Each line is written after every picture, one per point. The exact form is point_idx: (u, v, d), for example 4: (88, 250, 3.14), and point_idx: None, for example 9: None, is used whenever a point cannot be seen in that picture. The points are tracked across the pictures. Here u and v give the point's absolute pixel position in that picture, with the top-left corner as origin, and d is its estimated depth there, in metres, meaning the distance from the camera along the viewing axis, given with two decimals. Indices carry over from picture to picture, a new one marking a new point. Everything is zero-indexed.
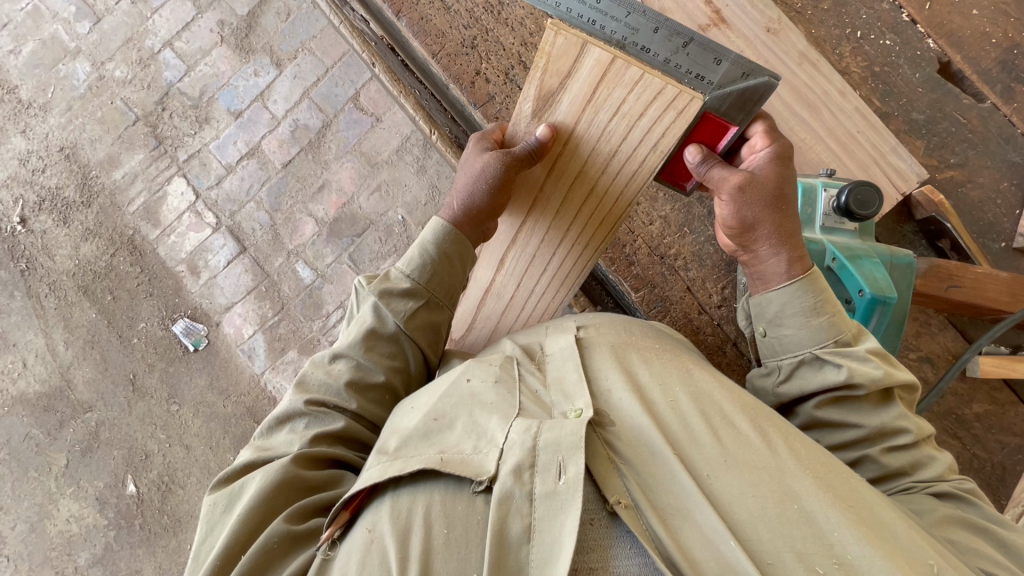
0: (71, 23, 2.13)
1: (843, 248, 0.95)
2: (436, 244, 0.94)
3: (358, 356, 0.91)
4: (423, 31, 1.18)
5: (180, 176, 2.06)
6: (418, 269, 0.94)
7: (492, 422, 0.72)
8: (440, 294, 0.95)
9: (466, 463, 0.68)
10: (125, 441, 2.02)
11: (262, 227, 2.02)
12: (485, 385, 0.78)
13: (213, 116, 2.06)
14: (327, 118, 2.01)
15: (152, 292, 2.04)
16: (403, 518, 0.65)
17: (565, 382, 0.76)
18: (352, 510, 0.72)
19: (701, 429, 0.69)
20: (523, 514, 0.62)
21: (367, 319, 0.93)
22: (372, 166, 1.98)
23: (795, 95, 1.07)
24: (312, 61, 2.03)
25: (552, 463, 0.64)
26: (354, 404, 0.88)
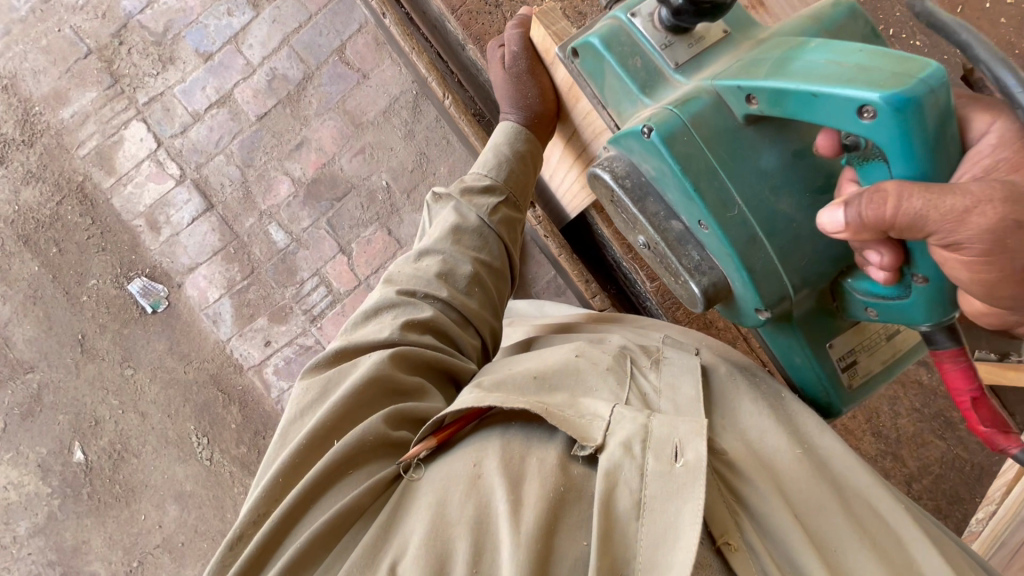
0: None
1: (742, 73, 0.65)
2: (511, 146, 0.95)
3: (447, 249, 0.88)
4: None
5: (138, 120, 1.87)
6: (495, 169, 0.95)
7: (593, 398, 0.72)
8: (517, 194, 0.97)
9: (571, 423, 0.66)
10: (71, 406, 1.87)
11: (232, 183, 1.87)
12: (594, 368, 0.77)
13: (178, 56, 1.87)
14: (308, 69, 1.86)
15: (105, 247, 1.87)
16: (515, 463, 0.65)
17: (678, 396, 0.74)
18: (441, 439, 0.70)
19: (823, 497, 0.71)
20: (632, 489, 0.61)
21: (449, 218, 0.91)
22: (356, 127, 1.86)
23: None
24: (293, 5, 1.86)
25: (668, 444, 0.62)
26: (445, 293, 0.84)
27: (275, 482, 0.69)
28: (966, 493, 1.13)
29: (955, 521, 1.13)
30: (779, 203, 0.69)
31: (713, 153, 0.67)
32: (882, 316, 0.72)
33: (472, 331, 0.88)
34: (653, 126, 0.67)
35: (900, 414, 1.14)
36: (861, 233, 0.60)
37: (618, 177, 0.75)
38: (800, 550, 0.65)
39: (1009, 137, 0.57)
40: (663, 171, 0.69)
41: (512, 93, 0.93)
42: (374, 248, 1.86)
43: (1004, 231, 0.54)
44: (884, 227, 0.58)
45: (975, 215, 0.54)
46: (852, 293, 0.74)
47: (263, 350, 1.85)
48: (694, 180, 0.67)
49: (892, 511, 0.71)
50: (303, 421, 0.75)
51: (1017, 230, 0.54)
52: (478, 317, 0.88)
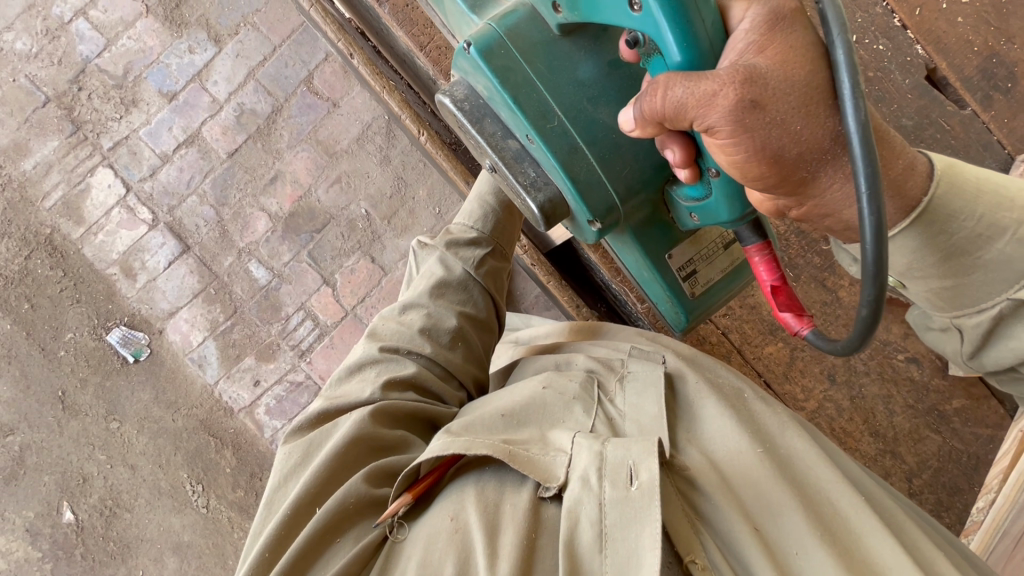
0: None
1: None
2: (495, 197, 0.98)
3: (429, 304, 0.90)
4: (408, 20, 1.08)
5: (105, 166, 1.82)
6: (480, 221, 0.98)
7: (560, 431, 0.73)
8: (503, 243, 0.99)
9: (535, 463, 0.67)
10: (57, 465, 1.81)
11: (207, 223, 1.83)
12: (562, 398, 0.78)
13: (141, 98, 1.82)
14: (276, 102, 1.83)
15: (79, 298, 1.82)
16: (491, 510, 0.66)
17: (641, 416, 0.76)
18: (416, 493, 0.71)
19: (784, 503, 0.71)
20: (593, 521, 0.61)
21: (435, 271, 0.94)
22: (330, 156, 1.83)
23: None
24: (257, 38, 1.83)
25: (622, 469, 0.62)
26: (428, 349, 0.86)
27: (263, 555, 0.69)
28: (965, 483, 1.14)
29: (957, 512, 1.14)
30: (599, 113, 0.72)
31: (530, 65, 0.71)
32: (702, 219, 0.76)
33: (456, 385, 0.89)
34: (472, 39, 0.72)
35: (894, 410, 1.16)
36: (647, 128, 0.63)
37: (457, 101, 0.79)
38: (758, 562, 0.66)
39: (758, 21, 0.57)
40: (489, 88, 0.73)
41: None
42: (358, 277, 1.83)
43: (742, 112, 0.55)
44: (659, 118, 0.60)
45: (720, 98, 0.55)
46: (677, 200, 0.78)
47: (254, 391, 1.81)
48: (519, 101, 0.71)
49: (858, 509, 0.71)
50: (286, 490, 0.75)
51: (755, 110, 0.56)
52: (462, 371, 0.89)
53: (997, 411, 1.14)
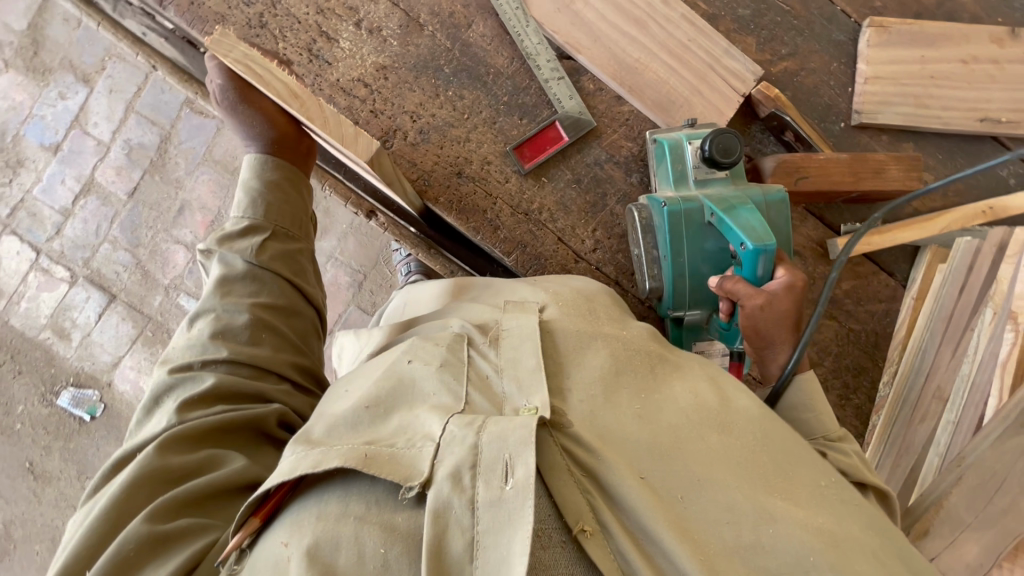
0: None
1: (719, 198, 0.77)
2: (258, 176, 0.82)
3: (214, 306, 0.75)
4: (198, 19, 0.85)
5: (9, 234, 1.79)
6: (250, 207, 0.81)
7: (427, 413, 0.57)
8: (285, 223, 0.83)
9: (396, 459, 0.52)
10: (44, 533, 1.84)
11: (127, 268, 1.80)
12: (428, 371, 0.62)
13: (26, 157, 1.77)
14: (163, 130, 1.78)
15: (21, 370, 1.81)
16: (330, 533, 0.50)
17: (521, 367, 0.60)
18: (263, 517, 0.55)
19: (683, 436, 0.56)
20: (464, 528, 0.48)
21: (215, 272, 0.79)
22: (231, 173, 1.79)
23: (615, 9, 0.87)
24: (126, 69, 1.77)
25: (496, 461, 0.49)
26: (224, 352, 0.73)
27: None
28: None
29: None
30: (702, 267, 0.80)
31: (688, 246, 0.79)
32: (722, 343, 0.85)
33: (275, 379, 0.77)
34: (668, 202, 0.79)
35: None
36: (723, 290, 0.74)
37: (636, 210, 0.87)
38: (654, 514, 0.50)
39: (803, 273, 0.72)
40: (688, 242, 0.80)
41: (236, 127, 0.83)
42: None
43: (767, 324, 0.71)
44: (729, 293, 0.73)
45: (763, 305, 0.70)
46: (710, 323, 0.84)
47: None
48: (675, 250, 0.80)
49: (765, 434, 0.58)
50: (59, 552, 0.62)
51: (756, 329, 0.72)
52: (276, 362, 0.76)
53: None
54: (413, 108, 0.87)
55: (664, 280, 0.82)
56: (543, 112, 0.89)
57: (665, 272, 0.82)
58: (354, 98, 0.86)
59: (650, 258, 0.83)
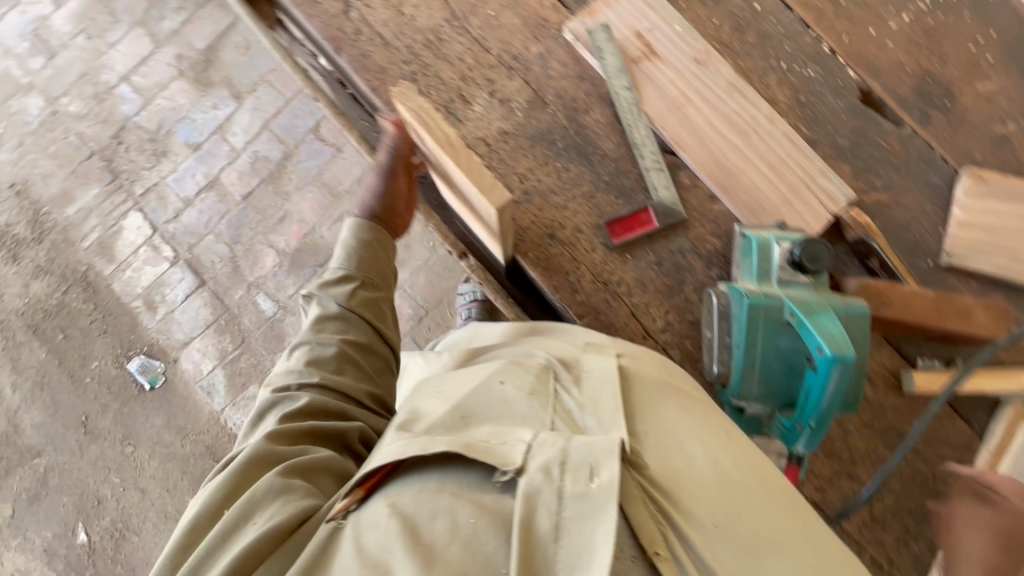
0: (24, 58, 2.10)
1: (801, 300, 0.80)
2: (358, 237, 0.93)
3: (309, 339, 0.85)
4: (362, 67, 0.99)
5: (136, 210, 2.03)
6: (347, 260, 0.92)
7: (518, 424, 0.67)
8: (375, 278, 0.93)
9: (491, 451, 0.62)
10: (75, 487, 1.95)
11: (221, 260, 1.99)
12: (519, 394, 0.72)
13: (170, 149, 2.04)
14: (287, 149, 2.01)
15: (106, 330, 1.98)
16: (429, 501, 0.61)
17: (601, 406, 0.70)
18: (368, 487, 0.65)
19: (750, 499, 0.64)
20: (550, 511, 0.56)
21: (312, 312, 0.89)
22: (333, 196, 1.98)
23: (722, 120, 0.95)
24: (271, 93, 2.03)
25: (584, 464, 0.58)
26: (316, 377, 0.82)
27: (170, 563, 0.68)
28: None
29: None
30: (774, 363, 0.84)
31: (762, 341, 0.82)
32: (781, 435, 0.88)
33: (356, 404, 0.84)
34: (749, 294, 0.83)
35: None
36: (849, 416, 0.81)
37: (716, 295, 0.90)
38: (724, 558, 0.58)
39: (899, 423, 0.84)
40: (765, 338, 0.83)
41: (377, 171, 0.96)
42: None
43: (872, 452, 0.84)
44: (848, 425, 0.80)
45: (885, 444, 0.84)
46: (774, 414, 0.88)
47: None
48: (749, 341, 0.83)
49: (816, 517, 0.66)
50: (193, 502, 0.73)
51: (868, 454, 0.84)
52: (357, 390, 0.84)
53: None
54: (523, 172, 0.96)
55: (732, 368, 0.85)
56: (638, 197, 0.96)
57: (735, 360, 0.84)
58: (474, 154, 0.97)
59: (721, 343, 0.86)
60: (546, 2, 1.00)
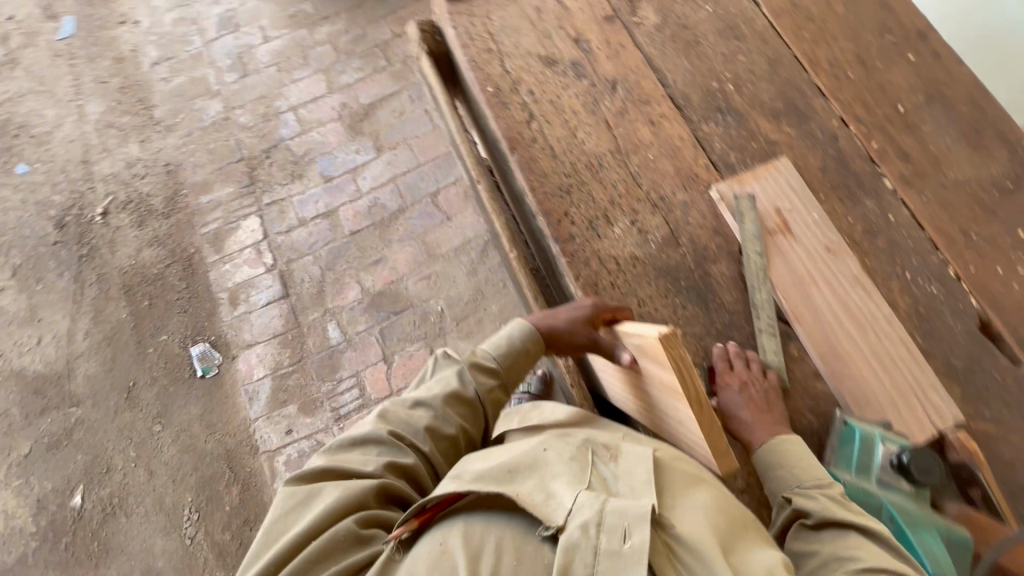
0: (222, 72, 2.48)
1: (902, 511, 0.87)
2: (522, 341, 1.02)
3: (438, 409, 0.95)
4: (528, 168, 1.12)
5: (256, 216, 2.23)
6: (501, 354, 1.02)
7: (560, 483, 0.73)
8: (509, 379, 1.03)
9: (537, 505, 0.69)
10: (92, 448, 1.97)
11: (311, 280, 2.13)
12: (560, 458, 0.78)
13: (306, 175, 2.28)
14: (404, 203, 2.21)
15: (186, 310, 2.11)
16: (475, 540, 0.68)
17: (634, 480, 0.74)
18: (422, 520, 0.75)
19: None
20: (586, 564, 0.63)
21: (449, 380, 0.98)
22: (429, 256, 2.12)
23: (841, 308, 1.00)
24: (408, 155, 2.28)
25: (618, 526, 0.65)
26: (426, 447, 0.92)
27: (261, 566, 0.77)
28: None
29: None
30: None
31: None
32: None
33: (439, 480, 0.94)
34: (847, 485, 0.91)
35: None
36: None
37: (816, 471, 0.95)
38: None
39: None
40: None
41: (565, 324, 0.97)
42: (413, 364, 1.99)
43: None
44: None
45: None
46: None
47: (282, 439, 1.92)
48: None
49: None
50: (291, 501, 0.84)
51: None
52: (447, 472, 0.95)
53: None
54: (643, 298, 1.03)
55: None
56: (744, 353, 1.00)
57: None
58: (604, 268, 1.05)
59: None
60: (700, 161, 1.13)
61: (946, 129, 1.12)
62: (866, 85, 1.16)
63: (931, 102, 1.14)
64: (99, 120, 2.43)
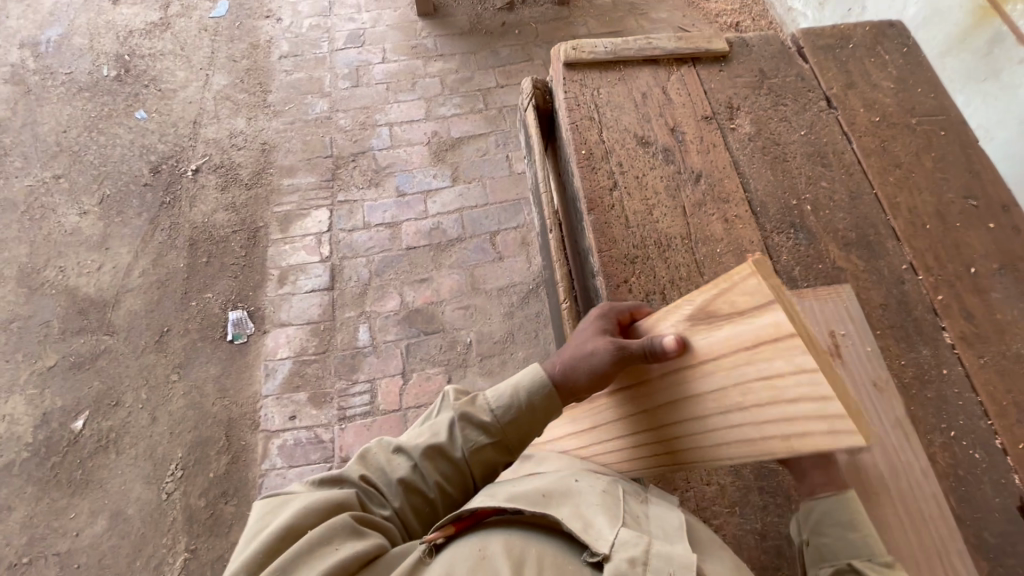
0: (337, 78, 2.71)
1: None
2: (528, 393, 0.92)
3: (417, 464, 0.91)
4: (600, 230, 1.18)
5: (327, 209, 2.37)
6: (502, 408, 0.93)
7: (599, 512, 0.73)
8: (512, 442, 0.93)
9: (583, 527, 0.71)
10: (109, 379, 2.03)
11: (357, 280, 2.21)
12: (593, 489, 0.77)
13: (383, 185, 2.43)
14: (463, 234, 2.30)
15: (237, 276, 2.22)
16: (517, 553, 0.70)
17: (666, 524, 0.73)
18: (458, 528, 0.77)
19: None
20: None
21: (438, 432, 0.93)
22: (473, 288, 2.18)
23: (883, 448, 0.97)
24: (480, 192, 2.39)
25: (663, 570, 0.66)
26: (396, 503, 0.90)
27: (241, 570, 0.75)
28: None
29: None
30: None
31: None
32: None
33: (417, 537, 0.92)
34: None
35: None
36: None
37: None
38: None
39: None
40: None
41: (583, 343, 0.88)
42: (429, 386, 2.01)
43: None
44: None
45: None
46: None
47: (284, 422, 1.95)
48: None
49: None
50: (266, 518, 0.82)
51: None
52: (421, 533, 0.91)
53: None
54: None
55: None
56: (768, 464, 0.99)
57: None
58: None
59: None
60: None
61: (1016, 300, 1.12)
62: (941, 239, 1.19)
63: (1004, 271, 1.15)
64: (219, 91, 2.68)
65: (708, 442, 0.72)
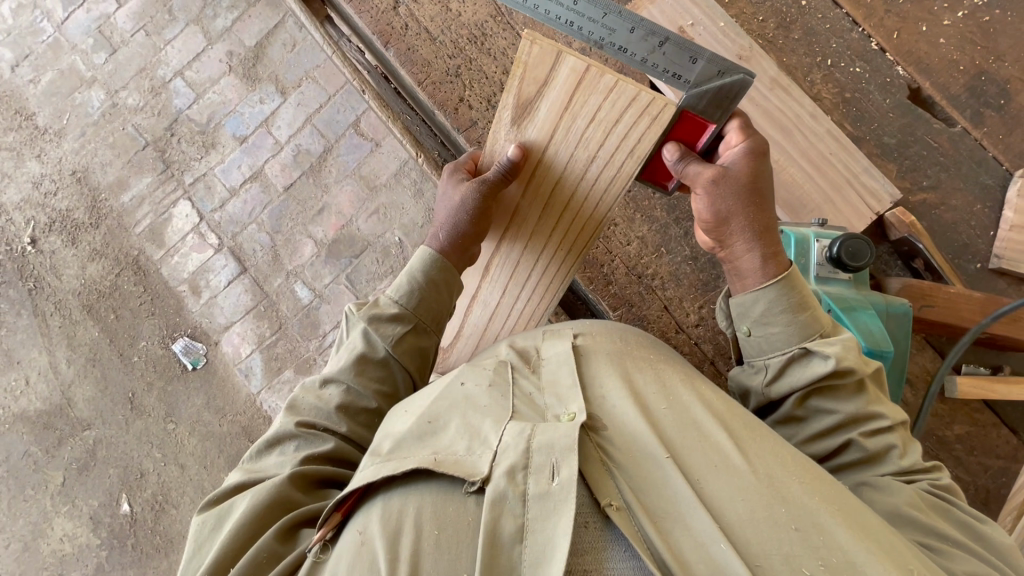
0: (89, 54, 2.23)
1: (839, 300, 1.11)
2: (424, 272, 1.07)
3: (349, 381, 1.00)
4: None
5: (185, 199, 2.13)
6: (405, 296, 1.06)
7: (484, 425, 0.78)
8: (426, 319, 1.07)
9: (460, 463, 0.74)
10: (120, 460, 2.05)
11: (263, 249, 2.07)
12: (479, 388, 0.85)
13: (219, 142, 2.13)
14: (328, 143, 2.07)
15: (154, 311, 2.09)
16: (393, 519, 0.71)
17: (559, 386, 0.84)
18: (344, 512, 0.78)
19: (697, 439, 0.77)
20: (515, 515, 0.68)
21: (357, 344, 1.03)
22: (370, 189, 2.03)
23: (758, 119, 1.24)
24: (315, 89, 2.09)
25: (545, 465, 0.70)
26: (343, 427, 0.97)
27: None
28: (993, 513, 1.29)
29: None
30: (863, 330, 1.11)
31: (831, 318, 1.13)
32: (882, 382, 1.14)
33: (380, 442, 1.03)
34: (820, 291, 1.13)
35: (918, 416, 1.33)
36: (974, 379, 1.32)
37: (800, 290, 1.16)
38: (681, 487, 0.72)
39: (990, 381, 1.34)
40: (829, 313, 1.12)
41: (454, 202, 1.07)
42: None
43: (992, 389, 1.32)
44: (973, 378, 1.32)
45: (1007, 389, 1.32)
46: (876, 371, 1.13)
47: None
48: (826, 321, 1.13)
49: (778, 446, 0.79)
50: (212, 541, 0.88)
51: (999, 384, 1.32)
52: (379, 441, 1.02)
53: (1003, 440, 1.36)
54: None
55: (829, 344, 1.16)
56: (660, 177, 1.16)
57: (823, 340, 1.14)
58: None
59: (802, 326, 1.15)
60: None
61: None
62: None
63: None
64: None
65: (593, 192, 1.07)
